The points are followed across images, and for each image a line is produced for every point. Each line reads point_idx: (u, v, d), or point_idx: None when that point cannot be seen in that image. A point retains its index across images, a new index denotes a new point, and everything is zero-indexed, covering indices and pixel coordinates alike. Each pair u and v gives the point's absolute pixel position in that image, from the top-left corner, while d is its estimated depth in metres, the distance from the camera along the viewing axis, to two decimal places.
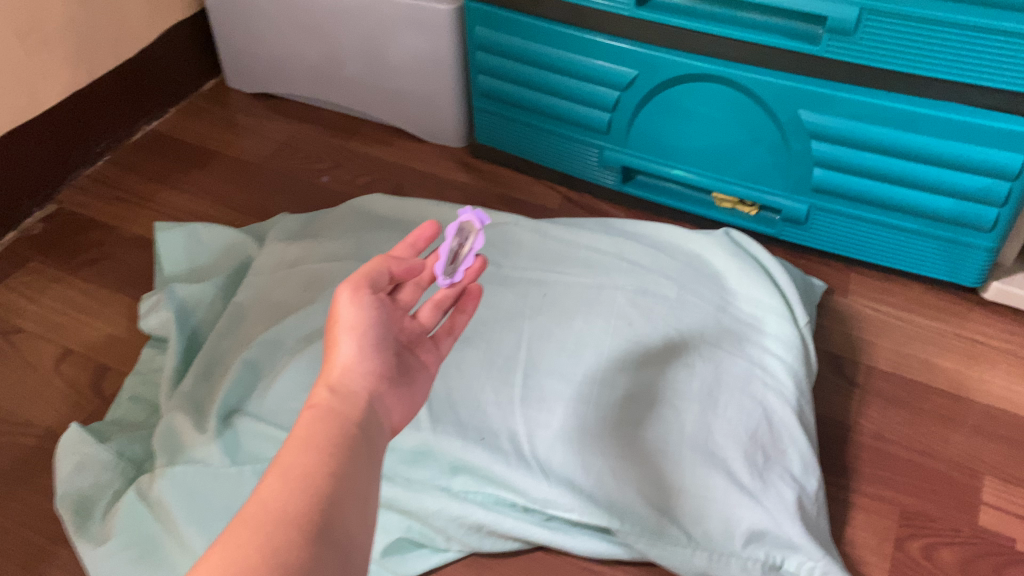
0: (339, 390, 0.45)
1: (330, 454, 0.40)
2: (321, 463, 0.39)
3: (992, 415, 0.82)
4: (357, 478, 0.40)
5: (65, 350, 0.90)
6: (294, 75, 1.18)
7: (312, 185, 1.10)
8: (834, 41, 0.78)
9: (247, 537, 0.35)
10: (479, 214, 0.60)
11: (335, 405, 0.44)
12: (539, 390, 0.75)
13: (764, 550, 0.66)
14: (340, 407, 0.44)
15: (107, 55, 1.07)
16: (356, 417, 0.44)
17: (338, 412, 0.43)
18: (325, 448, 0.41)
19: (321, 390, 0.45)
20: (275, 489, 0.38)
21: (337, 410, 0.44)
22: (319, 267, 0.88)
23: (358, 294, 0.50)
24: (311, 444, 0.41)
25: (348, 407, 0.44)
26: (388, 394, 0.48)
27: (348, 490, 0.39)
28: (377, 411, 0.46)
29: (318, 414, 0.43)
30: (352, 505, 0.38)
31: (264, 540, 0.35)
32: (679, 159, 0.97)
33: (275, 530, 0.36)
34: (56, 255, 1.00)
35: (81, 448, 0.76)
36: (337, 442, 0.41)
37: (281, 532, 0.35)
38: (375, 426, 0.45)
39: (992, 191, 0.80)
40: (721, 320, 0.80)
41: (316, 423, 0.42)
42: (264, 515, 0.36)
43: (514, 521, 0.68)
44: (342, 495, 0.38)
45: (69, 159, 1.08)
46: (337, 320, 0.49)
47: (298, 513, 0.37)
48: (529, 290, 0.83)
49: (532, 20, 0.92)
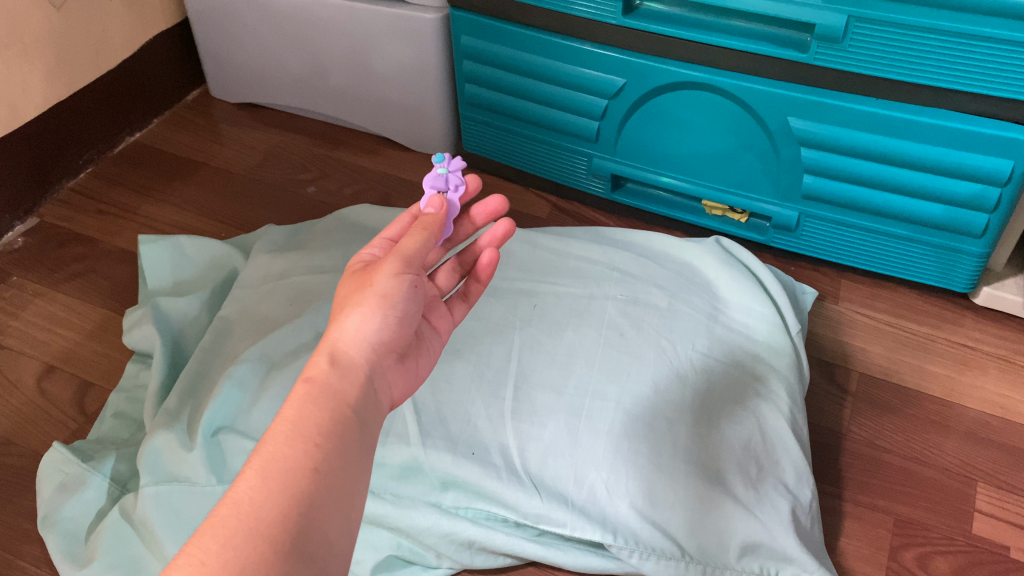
0: (340, 360, 0.45)
1: (317, 447, 0.40)
2: (306, 458, 0.39)
3: (984, 421, 0.82)
4: (343, 477, 0.40)
5: (47, 367, 0.88)
6: (278, 84, 1.17)
7: (299, 196, 1.09)
8: (822, 48, 0.77)
9: (214, 551, 0.35)
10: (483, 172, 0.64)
11: (332, 379, 0.43)
12: (530, 402, 0.74)
13: (759, 562, 0.66)
14: (337, 383, 0.43)
15: (88, 67, 1.05)
16: (353, 398, 0.43)
17: (334, 389, 0.43)
18: (313, 438, 0.40)
19: (322, 357, 0.45)
20: (252, 488, 0.37)
21: (334, 386, 0.43)
22: (306, 280, 0.87)
23: (402, 271, 0.48)
24: (299, 433, 0.40)
25: (345, 383, 0.44)
26: (392, 369, 0.48)
27: (331, 489, 0.39)
28: (376, 387, 0.45)
29: (313, 390, 0.42)
30: (333, 509, 0.39)
31: (233, 556, 0.35)
32: (668, 166, 0.96)
33: (248, 538, 0.35)
34: (38, 270, 0.99)
35: (64, 467, 0.75)
36: (326, 433, 0.40)
37: (251, 545, 0.35)
38: (370, 407, 0.44)
39: (982, 197, 0.80)
40: (713, 330, 0.80)
41: (310, 401, 0.42)
42: (236, 522, 0.36)
43: (505, 537, 0.67)
44: (323, 499, 0.38)
45: (50, 172, 1.06)
46: (372, 286, 0.47)
47: (273, 521, 0.36)
48: (519, 301, 0.82)
49: (518, 28, 0.91)
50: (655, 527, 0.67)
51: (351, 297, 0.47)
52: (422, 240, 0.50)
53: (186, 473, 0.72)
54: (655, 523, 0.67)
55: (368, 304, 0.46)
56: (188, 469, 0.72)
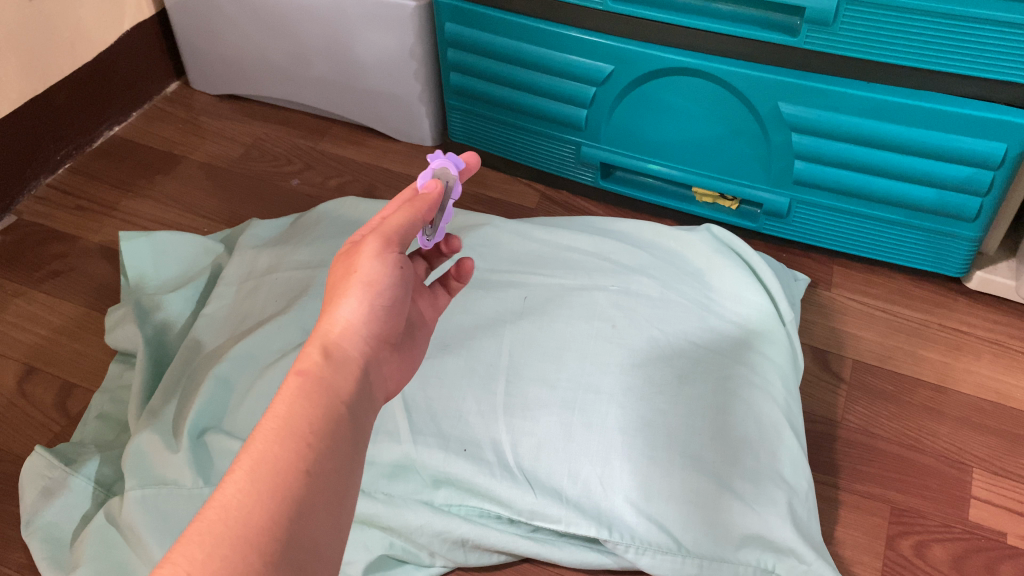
0: (333, 354, 0.44)
1: (309, 448, 0.38)
2: (298, 459, 0.38)
3: (978, 405, 0.81)
4: (335, 480, 0.39)
5: (28, 368, 0.87)
6: (259, 75, 1.14)
7: (283, 189, 1.08)
8: (813, 32, 0.76)
9: (201, 559, 0.33)
10: (452, 160, 0.55)
11: (325, 372, 0.42)
12: (522, 398, 0.73)
13: (756, 554, 0.65)
14: (330, 376, 0.42)
15: (64, 60, 1.03)
16: (345, 392, 0.42)
17: (327, 382, 0.42)
18: (305, 438, 0.39)
19: (315, 347, 0.44)
20: (241, 490, 0.36)
21: (327, 381, 0.42)
22: (291, 275, 0.85)
23: (385, 251, 0.47)
24: (291, 432, 0.39)
25: (339, 377, 0.43)
26: (387, 361, 0.48)
27: (322, 494, 0.38)
28: (371, 380, 0.45)
29: (306, 383, 0.41)
30: (323, 514, 0.37)
31: (220, 566, 0.33)
32: (657, 153, 0.95)
33: (236, 547, 0.34)
34: (17, 269, 0.96)
35: (45, 472, 0.73)
36: (319, 433, 0.39)
37: (240, 556, 0.34)
38: (362, 402, 0.43)
39: (975, 181, 0.79)
40: (705, 320, 0.79)
41: (303, 394, 0.41)
42: (223, 527, 0.35)
43: (499, 534, 0.67)
44: (313, 504, 0.37)
45: (26, 169, 1.04)
46: (357, 271, 0.46)
47: (260, 529, 0.35)
48: (509, 294, 0.81)
49: (502, 15, 0.89)
50: (651, 521, 0.66)
51: (338, 286, 0.46)
52: (410, 219, 0.48)
53: (172, 475, 0.70)
54: (650, 516, 0.66)
55: (359, 293, 0.45)
56: (174, 470, 0.70)
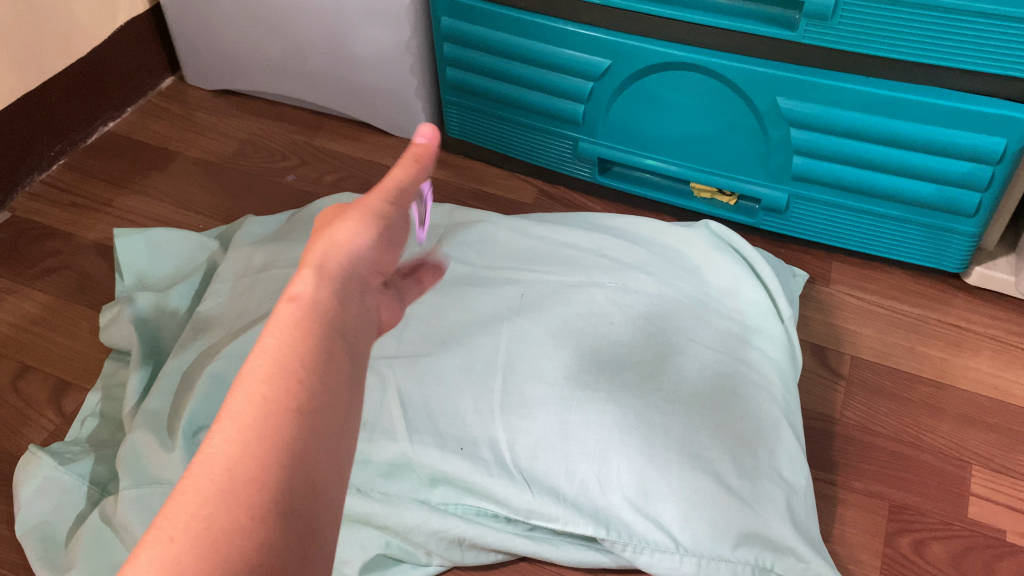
0: (329, 272, 0.34)
1: (301, 381, 0.30)
2: (288, 394, 0.29)
3: (977, 402, 0.81)
4: (337, 418, 0.30)
5: (23, 366, 0.86)
6: (255, 71, 1.14)
7: (278, 185, 1.07)
8: (812, 27, 0.76)
9: (185, 513, 0.26)
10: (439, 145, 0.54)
11: (317, 295, 0.33)
12: (519, 395, 0.72)
13: (754, 552, 0.64)
14: (324, 300, 0.33)
15: (57, 54, 1.02)
16: (342, 320, 0.33)
17: (321, 309, 0.32)
18: (294, 371, 0.30)
19: (308, 268, 0.34)
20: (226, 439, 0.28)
21: (320, 305, 0.33)
22: (286, 272, 0.84)
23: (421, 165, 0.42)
24: (278, 367, 0.30)
25: (334, 300, 0.33)
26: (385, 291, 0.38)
27: (317, 436, 0.29)
28: (370, 305, 0.35)
29: (294, 309, 0.32)
30: (334, 445, 0.30)
31: (211, 510, 0.26)
32: (655, 148, 0.94)
33: (225, 496, 0.26)
34: (11, 267, 0.96)
35: (39, 471, 0.73)
36: (313, 367, 0.30)
37: (228, 506, 0.26)
38: (360, 332, 0.34)
39: (974, 176, 0.79)
40: (704, 316, 0.78)
41: (289, 323, 0.31)
42: (205, 484, 0.27)
43: (496, 533, 0.66)
44: (310, 447, 0.29)
45: (20, 165, 1.03)
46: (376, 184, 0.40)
47: (254, 471, 0.27)
48: (506, 290, 0.80)
49: (499, 9, 0.89)
50: (650, 520, 0.66)
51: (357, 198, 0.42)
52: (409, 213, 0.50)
53: (168, 474, 0.70)
54: (649, 515, 0.66)
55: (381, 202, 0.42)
56: (169, 469, 0.70)
